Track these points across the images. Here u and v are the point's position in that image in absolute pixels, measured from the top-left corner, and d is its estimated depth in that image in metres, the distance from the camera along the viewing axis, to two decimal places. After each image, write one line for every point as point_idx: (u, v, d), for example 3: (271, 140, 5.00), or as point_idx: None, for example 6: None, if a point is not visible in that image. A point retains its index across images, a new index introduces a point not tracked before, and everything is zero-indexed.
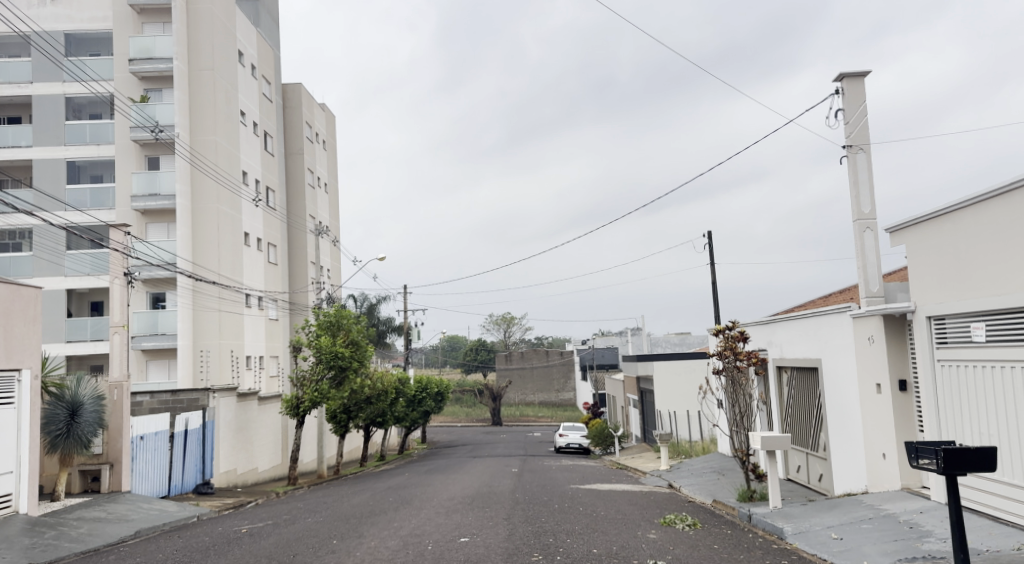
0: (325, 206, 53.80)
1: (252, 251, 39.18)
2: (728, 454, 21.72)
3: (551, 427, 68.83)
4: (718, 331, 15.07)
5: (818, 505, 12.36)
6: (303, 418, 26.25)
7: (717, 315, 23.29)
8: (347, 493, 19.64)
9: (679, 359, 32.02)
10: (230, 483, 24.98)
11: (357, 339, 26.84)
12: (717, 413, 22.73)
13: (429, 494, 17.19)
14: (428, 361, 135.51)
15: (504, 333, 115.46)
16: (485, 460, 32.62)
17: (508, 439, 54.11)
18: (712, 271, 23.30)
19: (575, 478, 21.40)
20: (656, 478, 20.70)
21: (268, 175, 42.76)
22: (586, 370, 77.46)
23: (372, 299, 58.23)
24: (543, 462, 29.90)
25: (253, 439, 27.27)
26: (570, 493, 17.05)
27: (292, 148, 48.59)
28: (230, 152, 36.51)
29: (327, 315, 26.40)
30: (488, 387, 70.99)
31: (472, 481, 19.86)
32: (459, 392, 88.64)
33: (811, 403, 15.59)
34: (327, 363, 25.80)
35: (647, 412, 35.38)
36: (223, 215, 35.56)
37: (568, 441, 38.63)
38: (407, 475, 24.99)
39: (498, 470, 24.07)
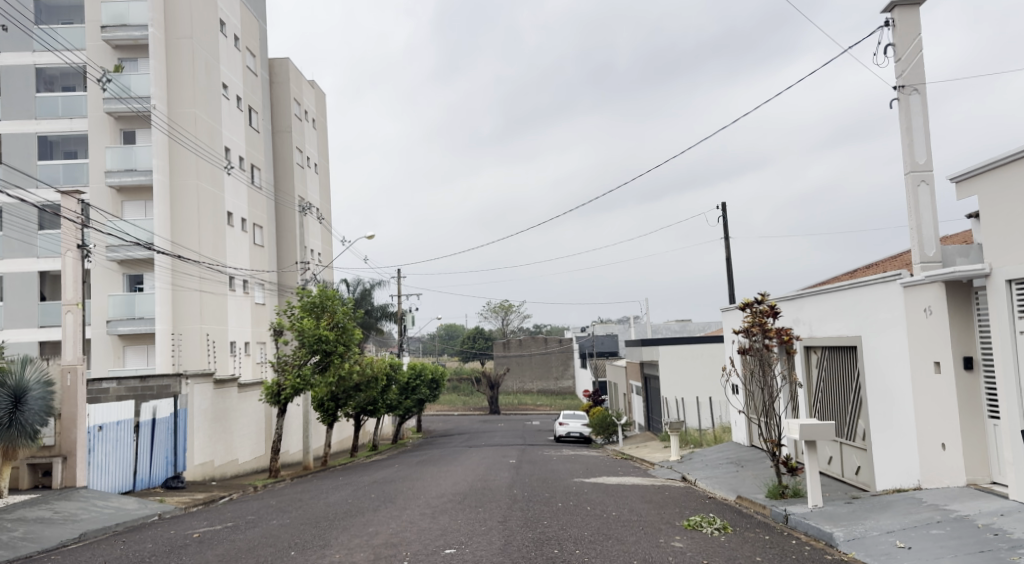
0: (315, 187, 51.95)
1: (236, 232, 37.40)
2: (746, 444, 19.88)
3: (550, 416, 67.07)
4: (744, 305, 13.18)
5: (867, 504, 10.56)
6: (285, 407, 24.39)
7: (733, 292, 21.44)
8: (329, 488, 17.84)
9: (686, 343, 30.15)
10: (206, 477, 23.20)
11: (344, 322, 25.02)
12: (733, 398, 20.93)
13: (417, 490, 15.35)
14: (425, 349, 133.79)
15: (502, 321, 113.73)
16: (481, 450, 30.84)
17: (506, 428, 52.32)
18: (727, 244, 21.46)
19: (578, 470, 19.61)
20: (667, 470, 18.92)
21: (253, 152, 40.92)
22: (586, 358, 75.68)
23: (365, 284, 56.32)
24: (542, 452, 28.12)
25: (232, 429, 25.48)
26: (574, 488, 15.27)
27: (279, 126, 46.79)
28: (209, 126, 34.62)
29: (309, 296, 24.57)
30: (486, 374, 69.22)
31: (466, 475, 18.04)
32: (456, 381, 86.89)
33: (847, 386, 13.82)
34: (310, 347, 24.00)
35: (651, 399, 33.54)
36: (204, 192, 33.75)
37: (568, 430, 36.85)
38: (397, 467, 23.15)
39: (495, 462, 22.28)
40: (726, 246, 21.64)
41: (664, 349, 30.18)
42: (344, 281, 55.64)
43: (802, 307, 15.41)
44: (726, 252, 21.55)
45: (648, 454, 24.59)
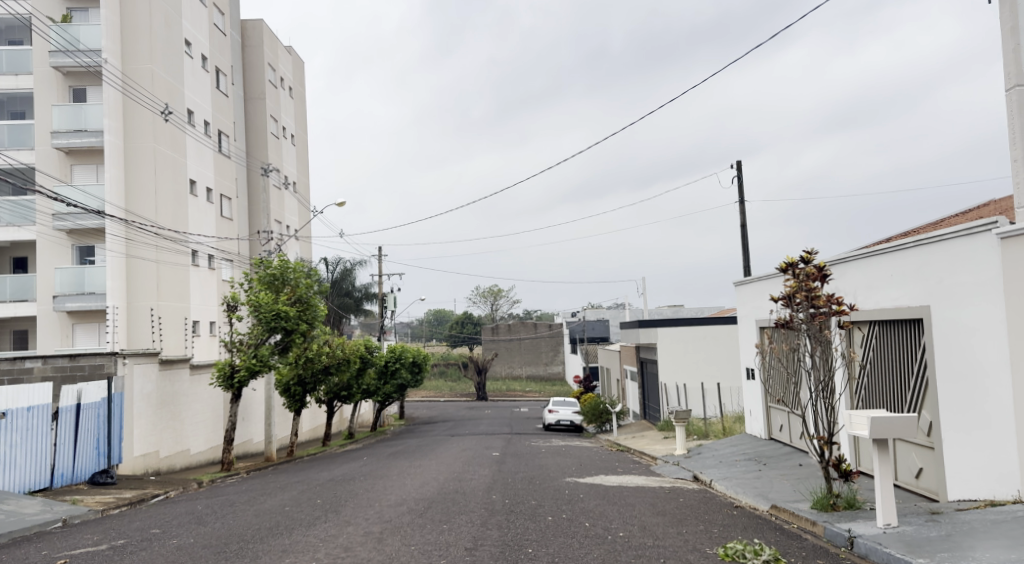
0: (292, 159, 49.09)
1: (200, 201, 34.55)
2: (764, 438, 17.27)
3: (539, 402, 64.46)
4: (786, 266, 10.69)
5: (960, 527, 7.95)
6: (240, 392, 21.48)
7: (749, 264, 18.75)
8: (280, 486, 15.14)
9: (686, 325, 27.56)
10: (149, 470, 20.45)
11: (306, 297, 22.19)
12: (748, 384, 18.31)
13: (379, 491, 12.67)
14: (414, 334, 130.97)
15: (491, 306, 111.02)
16: (464, 440, 28.20)
17: (494, 415, 49.65)
18: (742, 209, 18.79)
19: (569, 466, 16.94)
20: (671, 466, 16.28)
21: (221, 117, 38.05)
22: (576, 344, 73.06)
23: (345, 263, 53.43)
24: (530, 443, 25.53)
25: (182, 415, 22.77)
26: (566, 490, 12.62)
27: (253, 92, 44.17)
28: (168, 84, 31.77)
29: (269, 267, 21.71)
30: (473, 359, 66.55)
31: (440, 473, 15.34)
32: (442, 366, 84.09)
33: (905, 371, 11.28)
34: (267, 325, 21.16)
35: (648, 386, 30.94)
36: (161, 155, 30.84)
37: (558, 418, 34.29)
38: (367, 460, 20.50)
39: (477, 455, 19.66)
40: (742, 212, 18.94)
41: (663, 331, 27.60)
42: (323, 259, 52.71)
43: (849, 275, 12.81)
44: (741, 219, 18.87)
45: (648, 446, 21.99)
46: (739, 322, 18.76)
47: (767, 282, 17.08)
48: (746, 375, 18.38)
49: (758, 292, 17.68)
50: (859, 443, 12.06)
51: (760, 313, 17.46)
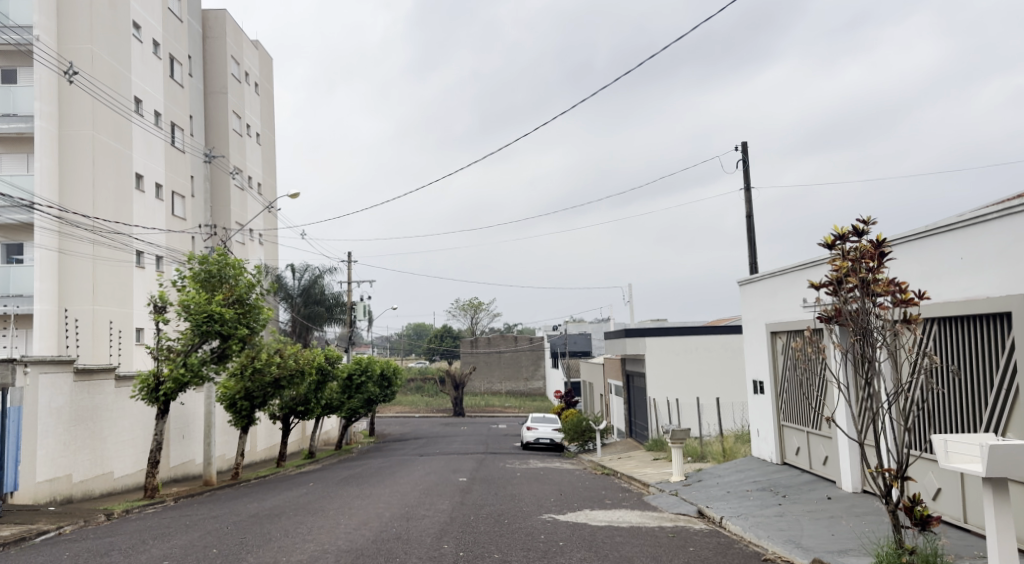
0: (256, 158, 46.58)
1: (147, 198, 31.69)
2: (774, 463, 14.53)
3: (518, 418, 61.59)
4: (832, 241, 7.92)
5: None
6: (167, 407, 18.55)
7: (756, 259, 15.99)
8: (189, 523, 12.29)
9: (677, 335, 24.93)
10: (56, 497, 17.52)
11: (247, 300, 19.27)
12: (755, 399, 15.53)
13: (297, 538, 9.81)
14: (393, 348, 127.85)
15: (471, 320, 108.27)
16: (432, 460, 25.41)
17: (470, 432, 46.77)
18: (750, 195, 16.00)
19: (541, 496, 14.15)
20: (666, 495, 13.61)
21: (175, 109, 35.19)
22: (557, 358, 70.38)
23: (314, 270, 50.43)
24: (503, 464, 22.72)
25: (102, 433, 19.82)
26: (541, 534, 9.83)
27: (213, 86, 41.68)
28: (112, 68, 29.00)
29: (204, 262, 18.79)
30: (450, 374, 63.68)
31: (384, 506, 12.48)
32: (419, 380, 81.09)
33: (979, 381, 8.70)
34: (198, 329, 18.24)
35: (634, 402, 28.24)
36: (102, 145, 27.97)
37: (537, 436, 31.47)
38: (313, 487, 17.60)
39: (441, 481, 16.81)
40: (748, 199, 16.20)
41: (652, 341, 24.92)
42: (289, 266, 49.74)
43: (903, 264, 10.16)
44: (748, 206, 16.11)
45: (636, 469, 19.21)
46: (744, 328, 16.00)
47: (780, 279, 14.32)
48: (753, 389, 15.58)
49: (768, 292, 14.94)
50: (935, 473, 9.42)
51: (771, 315, 14.67)
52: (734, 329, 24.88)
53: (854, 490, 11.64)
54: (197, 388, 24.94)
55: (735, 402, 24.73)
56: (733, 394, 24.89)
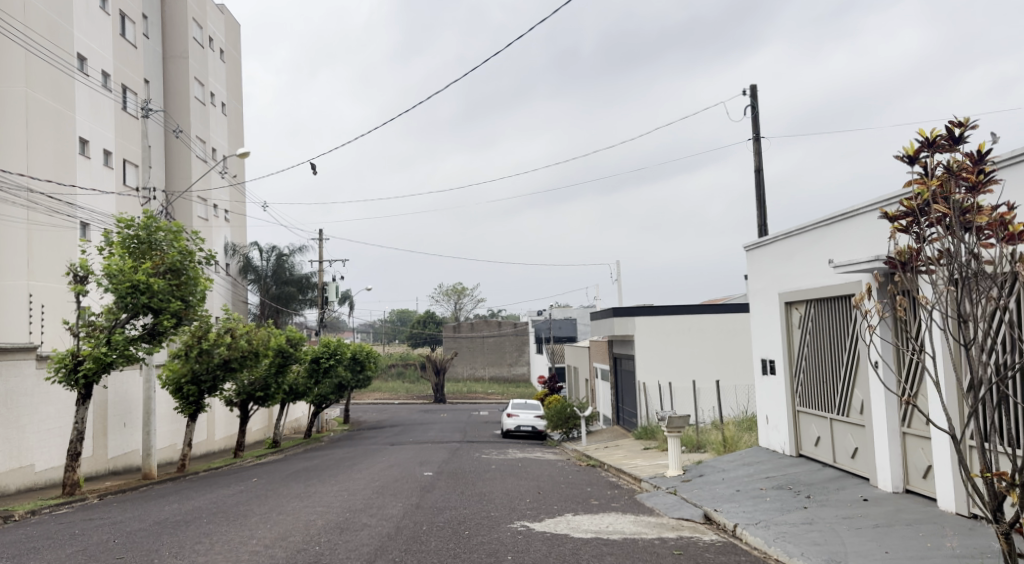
0: (222, 129, 44.64)
1: (94, 164, 29.70)
2: (788, 457, 11.95)
3: (501, 405, 59.45)
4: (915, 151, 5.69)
5: None
6: (88, 390, 16.11)
7: (767, 219, 13.64)
8: (78, 532, 9.97)
9: (668, 313, 22.73)
10: None
11: (183, 267, 16.81)
12: (763, 380, 13.07)
13: (187, 558, 7.49)
14: (376, 335, 125.33)
15: (454, 306, 105.93)
16: (400, 450, 23.12)
17: (449, 419, 44.52)
18: (761, 144, 13.68)
19: (512, 493, 11.82)
20: (661, 494, 11.33)
21: (124, 71, 33.04)
22: (542, 343, 68.22)
23: (282, 250, 47.99)
24: (477, 454, 20.49)
25: (18, 420, 17.38)
26: (508, 554, 7.49)
27: (173, 51, 39.96)
28: (50, 21, 27.01)
29: (130, 226, 16.43)
30: (430, 358, 61.42)
31: (319, 509, 10.14)
32: (400, 366, 78.71)
33: None
34: (122, 302, 15.80)
35: (621, 386, 26.05)
36: (35, 103, 26.31)
37: (518, 423, 29.25)
38: (255, 482, 15.21)
39: (401, 475, 14.45)
40: (757, 149, 13.87)
41: (640, 320, 22.74)
42: (257, 246, 47.31)
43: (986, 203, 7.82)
44: (756, 158, 13.75)
45: (624, 461, 16.93)
46: (750, 300, 13.51)
47: (794, 239, 11.73)
48: (761, 369, 13.12)
49: (780, 256, 12.35)
50: None
51: (784, 284, 12.06)
52: (732, 308, 22.69)
53: (894, 489, 9.16)
54: (131, 364, 22.61)
55: (734, 386, 22.54)
56: (730, 378, 22.73)
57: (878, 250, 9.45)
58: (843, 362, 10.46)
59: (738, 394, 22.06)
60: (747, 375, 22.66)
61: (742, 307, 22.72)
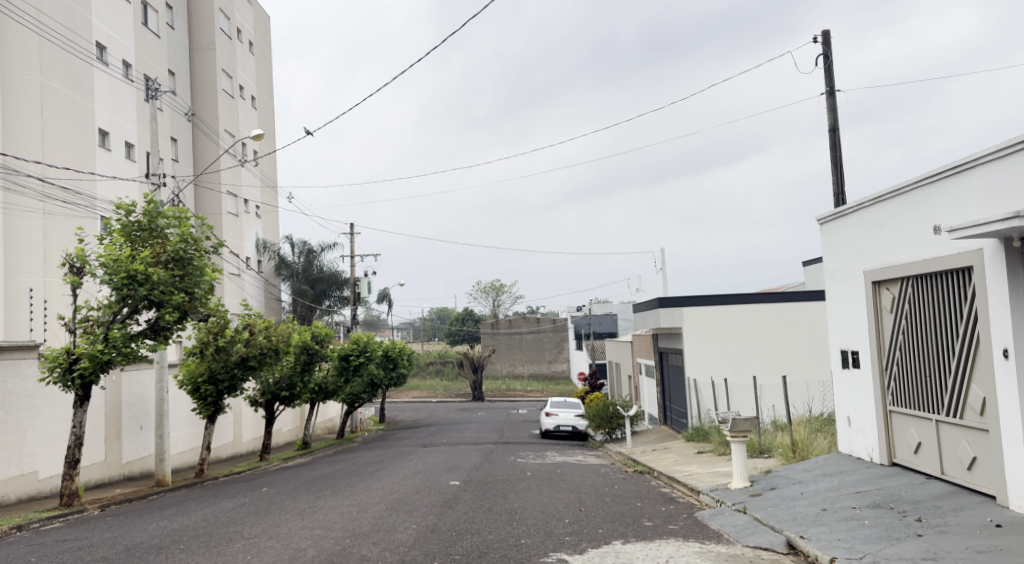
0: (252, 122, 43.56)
1: (115, 156, 28.64)
2: (879, 466, 9.99)
3: (541, 403, 57.70)
4: None
5: None
6: (86, 392, 14.74)
7: (844, 187, 11.74)
8: (41, 559, 8.53)
9: (721, 303, 20.82)
10: None
11: (187, 256, 15.18)
12: (844, 376, 11.16)
13: None
14: (415, 333, 124.37)
15: (492, 302, 104.38)
16: (432, 452, 21.55)
17: (487, 418, 42.95)
18: (837, 100, 11.77)
19: (546, 508, 10.12)
20: (730, 512, 9.48)
21: (146, 61, 31.94)
22: (582, 339, 66.32)
23: (313, 246, 46.92)
24: (512, 458, 18.83)
25: (19, 425, 16.09)
26: None
27: (200, 42, 38.92)
28: (64, 6, 25.92)
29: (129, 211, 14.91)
30: (467, 355, 59.92)
31: (318, 532, 8.53)
32: (438, 363, 77.37)
33: None
34: (119, 296, 14.32)
35: (669, 383, 24.18)
36: (52, 92, 25.14)
37: (557, 423, 27.53)
38: (265, 492, 13.69)
39: (425, 485, 12.84)
40: (831, 106, 11.97)
41: (689, 311, 20.86)
42: (289, 241, 46.18)
43: None
44: (830, 116, 11.84)
45: (676, 467, 15.09)
46: (827, 281, 11.61)
47: (886, 204, 9.83)
48: (841, 362, 11.21)
49: (866, 227, 10.43)
50: None
51: (873, 260, 10.14)
52: (793, 296, 20.69)
53: None
54: (141, 361, 21.27)
55: (803, 382, 20.49)
56: (798, 373, 20.70)
57: (1007, 209, 7.55)
58: (954, 353, 8.52)
59: (807, 390, 20.02)
60: (816, 369, 20.61)
61: (804, 294, 20.68)
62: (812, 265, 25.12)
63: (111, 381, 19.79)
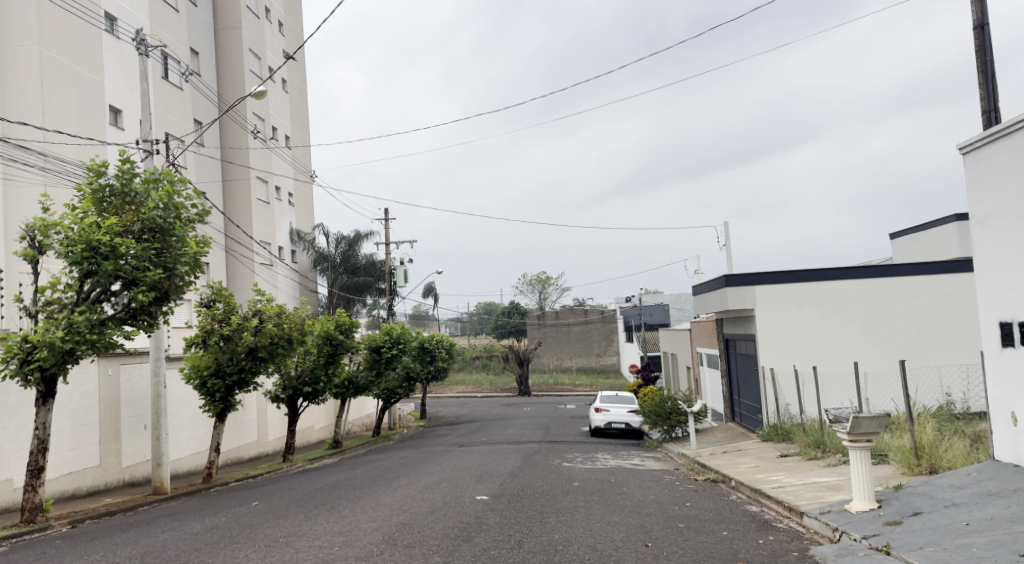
0: (282, 104, 41.47)
1: (128, 136, 26.65)
2: None
3: (591, 397, 54.87)
4: None
5: None
6: (50, 387, 12.39)
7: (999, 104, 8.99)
8: None
9: (802, 280, 17.86)
10: None
11: (166, 225, 12.82)
12: (1004, 360, 8.22)
13: None
14: (462, 328, 122.25)
15: (539, 295, 101.67)
16: (468, 454, 18.94)
17: (533, 413, 40.34)
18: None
19: (596, 543, 7.42)
20: (868, 552, 6.63)
21: (164, 35, 29.92)
22: (632, 330, 63.28)
23: (351, 236, 44.74)
24: (558, 462, 16.14)
25: None
26: None
27: (224, 20, 36.85)
28: None
29: (96, 172, 12.51)
30: (513, 348, 57.31)
31: None
32: (484, 357, 74.97)
33: None
34: (83, 273, 11.92)
35: (737, 375, 21.21)
36: (50, 64, 23.02)
37: (609, 419, 24.75)
38: (255, 508, 11.20)
39: (445, 501, 10.23)
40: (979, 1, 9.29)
41: (761, 290, 17.90)
42: (323, 230, 43.96)
43: None
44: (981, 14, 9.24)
45: (757, 476, 12.18)
46: (975, 235, 8.68)
47: None
48: (1001, 340, 8.26)
49: None
50: None
51: None
52: (886, 271, 17.74)
53: None
54: (139, 354, 19.05)
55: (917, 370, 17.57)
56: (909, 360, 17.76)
57: None
58: None
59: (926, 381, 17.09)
60: (929, 356, 17.72)
61: (899, 269, 17.73)
62: (899, 237, 21.91)
63: (105, 376, 17.58)
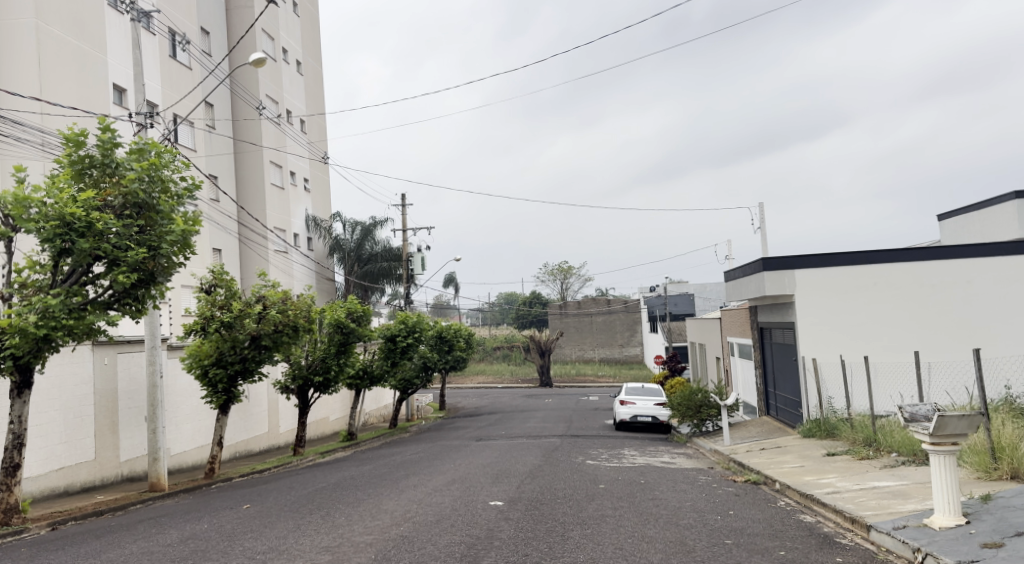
0: (298, 87, 40.44)
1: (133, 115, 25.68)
2: None
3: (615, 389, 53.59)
4: None
5: None
6: (25, 378, 11.33)
7: None
8: None
9: (848, 263, 16.46)
10: None
11: (153, 200, 11.70)
12: None
13: None
14: (484, 319, 121.23)
15: (561, 285, 100.31)
16: (485, 449, 17.76)
17: (555, 405, 39.16)
18: None
19: None
20: None
21: (173, 12, 28.92)
22: (656, 321, 61.80)
23: (366, 223, 43.76)
24: (580, 459, 14.90)
25: None
26: None
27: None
28: None
29: (75, 140, 11.37)
30: (534, 338, 56.10)
31: None
32: (505, 348, 73.82)
33: None
34: (58, 250, 10.84)
35: (773, 366, 19.82)
36: (50, 38, 22.02)
37: (634, 413, 23.45)
38: (243, 512, 10.06)
39: (454, 506, 9.02)
40: None
41: (801, 273, 16.53)
42: (339, 217, 43.00)
43: None
44: None
45: (805, 479, 10.89)
46: None
47: None
48: None
49: None
50: None
51: None
52: (941, 252, 16.27)
53: None
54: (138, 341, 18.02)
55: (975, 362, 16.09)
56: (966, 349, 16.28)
57: None
58: None
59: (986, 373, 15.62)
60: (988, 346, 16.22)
61: (955, 252, 16.25)
62: (949, 219, 20.41)
63: (101, 365, 16.57)
